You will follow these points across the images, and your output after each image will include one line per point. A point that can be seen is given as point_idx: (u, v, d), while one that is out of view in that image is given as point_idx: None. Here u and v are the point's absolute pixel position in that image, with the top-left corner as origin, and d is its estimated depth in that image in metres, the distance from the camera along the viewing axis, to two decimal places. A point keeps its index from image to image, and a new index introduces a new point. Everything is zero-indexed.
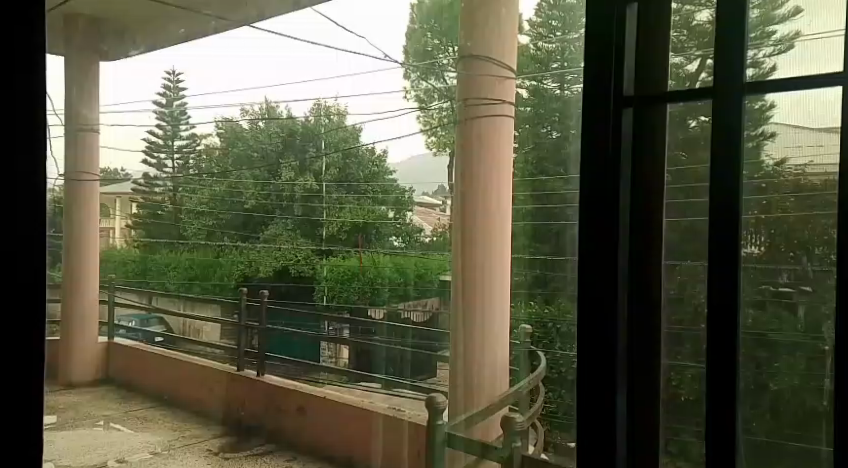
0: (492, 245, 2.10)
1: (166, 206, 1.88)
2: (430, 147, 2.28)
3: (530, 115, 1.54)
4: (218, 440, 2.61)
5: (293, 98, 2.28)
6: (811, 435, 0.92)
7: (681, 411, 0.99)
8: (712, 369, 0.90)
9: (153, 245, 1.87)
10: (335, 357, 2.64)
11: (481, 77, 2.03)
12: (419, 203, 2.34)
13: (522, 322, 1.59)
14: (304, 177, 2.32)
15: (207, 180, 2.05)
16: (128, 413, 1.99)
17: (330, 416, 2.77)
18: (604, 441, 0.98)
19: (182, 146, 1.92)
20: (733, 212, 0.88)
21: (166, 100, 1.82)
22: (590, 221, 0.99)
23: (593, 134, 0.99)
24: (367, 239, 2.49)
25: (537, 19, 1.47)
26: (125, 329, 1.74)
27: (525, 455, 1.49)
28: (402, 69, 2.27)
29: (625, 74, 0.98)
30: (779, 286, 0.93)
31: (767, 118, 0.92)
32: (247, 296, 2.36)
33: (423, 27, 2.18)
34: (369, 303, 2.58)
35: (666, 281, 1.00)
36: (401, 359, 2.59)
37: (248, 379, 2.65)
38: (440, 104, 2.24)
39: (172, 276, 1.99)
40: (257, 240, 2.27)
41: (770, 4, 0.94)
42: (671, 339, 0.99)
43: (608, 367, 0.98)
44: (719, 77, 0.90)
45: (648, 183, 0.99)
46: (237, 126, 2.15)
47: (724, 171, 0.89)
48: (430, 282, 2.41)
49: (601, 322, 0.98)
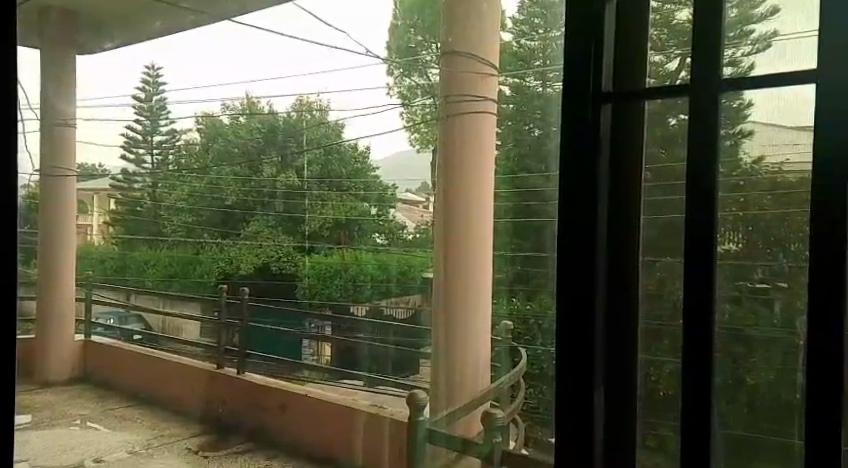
0: (480, 241, 1.84)
1: (144, 204, 2.07)
2: (413, 144, 2.11)
3: (513, 112, 1.54)
4: (198, 439, 2.60)
5: (275, 94, 2.30)
6: (785, 429, 0.91)
7: (658, 406, 0.99)
8: (687, 364, 0.91)
9: (133, 242, 2.05)
10: (317, 355, 2.60)
11: (469, 74, 1.83)
12: (402, 200, 2.21)
13: (503, 319, 1.59)
14: (286, 173, 2.35)
15: (187, 177, 2.22)
16: (106, 411, 2.18)
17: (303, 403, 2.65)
18: (584, 438, 1.00)
19: (162, 141, 2.11)
20: (705, 207, 0.89)
21: (145, 95, 1.98)
22: (569, 220, 1.01)
23: (573, 133, 1.00)
24: (351, 236, 2.39)
25: (519, 16, 1.46)
26: (104, 327, 1.88)
27: (505, 450, 1.49)
28: (384, 65, 2.11)
29: (602, 70, 0.99)
30: (754, 282, 0.92)
31: (744, 117, 0.91)
32: (227, 294, 2.47)
33: (406, 23, 2.00)
34: (351, 298, 2.42)
35: (644, 278, 0.99)
36: (384, 357, 2.40)
37: (228, 377, 2.64)
38: (424, 100, 2.04)
39: (150, 273, 2.18)
40: (238, 236, 2.41)
41: (748, 2, 0.92)
42: (649, 334, 0.99)
43: (587, 365, 0.99)
44: (694, 69, 0.91)
45: (625, 182, 1.00)
46: (218, 122, 2.25)
47: (695, 168, 0.90)
48: (413, 280, 2.24)
49: (581, 320, 0.99)
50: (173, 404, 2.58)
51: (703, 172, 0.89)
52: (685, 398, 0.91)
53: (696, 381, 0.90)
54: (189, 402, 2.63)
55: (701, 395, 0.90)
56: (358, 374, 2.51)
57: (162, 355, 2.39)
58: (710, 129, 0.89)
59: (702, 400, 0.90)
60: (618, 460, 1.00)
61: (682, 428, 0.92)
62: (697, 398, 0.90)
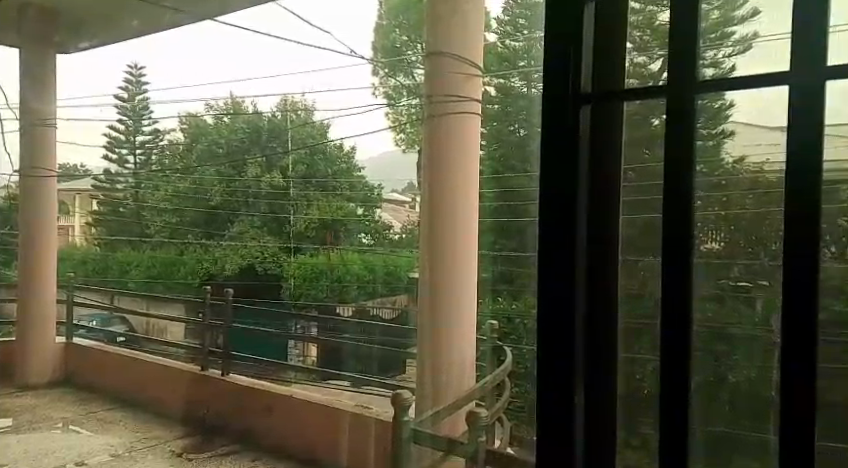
0: (465, 240, 1.78)
1: (127, 204, 2.38)
2: (399, 144, 2.03)
3: (497, 113, 1.54)
4: (182, 441, 2.47)
5: (260, 93, 2.29)
6: (757, 430, 0.92)
7: (639, 405, 1.00)
8: (665, 366, 0.92)
9: (115, 242, 2.37)
10: (303, 355, 2.34)
11: (455, 75, 1.78)
12: (389, 201, 2.07)
13: (487, 318, 1.60)
14: (270, 173, 2.27)
15: (170, 176, 2.35)
16: (88, 413, 2.53)
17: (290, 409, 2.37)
18: (562, 438, 1.00)
19: (147, 141, 2.39)
20: (679, 209, 0.90)
21: (128, 95, 2.41)
22: (547, 222, 1.01)
23: (552, 134, 1.00)
24: (337, 236, 2.18)
25: (503, 17, 1.47)
26: (85, 329, 2.55)
27: (489, 449, 1.50)
28: (370, 66, 2.08)
29: (581, 71, 0.99)
30: (736, 280, 0.92)
31: (725, 118, 0.92)
32: (211, 295, 2.38)
33: (392, 23, 1.99)
34: (338, 299, 2.22)
35: (623, 280, 1.00)
36: (368, 356, 2.18)
37: (212, 379, 2.49)
38: (410, 101, 1.96)
39: (134, 275, 2.40)
40: (223, 237, 2.35)
41: (728, 5, 0.93)
42: (629, 333, 1.00)
43: (567, 365, 0.99)
44: (672, 62, 0.91)
45: (607, 184, 1.01)
46: (202, 122, 2.35)
47: (675, 170, 0.91)
48: (399, 279, 2.04)
49: (561, 323, 0.99)
50: (157, 406, 2.56)
51: (679, 175, 0.91)
52: (662, 398, 0.92)
53: (670, 384, 0.91)
54: (174, 405, 2.54)
55: (678, 394, 0.91)
56: (343, 375, 2.27)
57: (148, 355, 2.52)
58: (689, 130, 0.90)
59: (682, 400, 0.91)
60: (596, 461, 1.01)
61: (660, 427, 0.93)
62: (675, 397, 0.91)
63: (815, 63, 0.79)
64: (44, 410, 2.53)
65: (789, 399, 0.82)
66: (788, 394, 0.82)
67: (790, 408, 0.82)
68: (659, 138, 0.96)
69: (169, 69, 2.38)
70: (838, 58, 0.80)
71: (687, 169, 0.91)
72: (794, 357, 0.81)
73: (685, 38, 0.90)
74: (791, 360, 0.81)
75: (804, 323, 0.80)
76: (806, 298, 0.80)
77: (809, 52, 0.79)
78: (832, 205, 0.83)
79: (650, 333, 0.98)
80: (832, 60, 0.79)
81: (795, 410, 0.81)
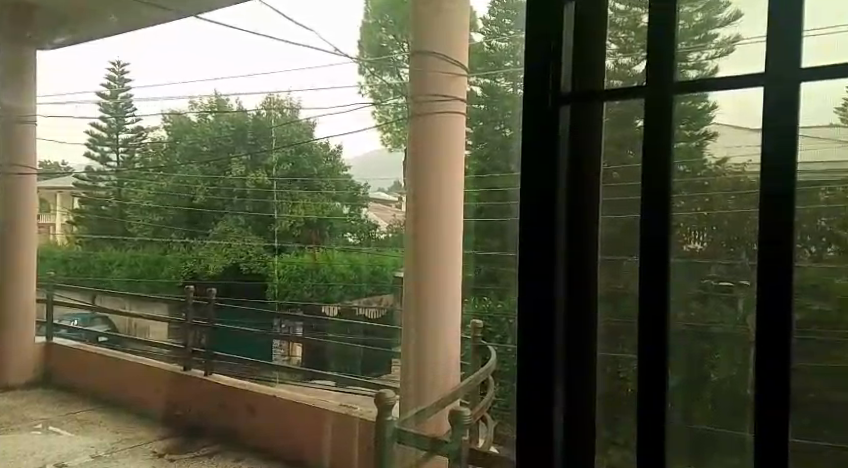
0: (449, 238, 1.83)
1: (109, 203, 2.31)
2: (385, 144, 2.05)
3: (482, 113, 1.54)
4: (163, 442, 2.42)
5: (245, 92, 2.29)
6: (735, 428, 0.91)
7: (617, 404, 0.99)
8: (643, 364, 0.93)
9: (97, 241, 2.29)
10: (288, 355, 2.39)
11: (435, 74, 1.78)
12: (373, 200, 2.09)
13: (473, 317, 1.60)
14: (256, 172, 2.26)
15: (152, 174, 2.32)
16: (67, 415, 2.44)
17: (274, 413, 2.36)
18: (542, 439, 1.01)
19: (129, 138, 2.35)
20: (656, 209, 0.91)
21: (111, 94, 2.33)
22: (527, 223, 1.02)
23: (532, 134, 1.01)
24: (321, 235, 2.21)
25: (490, 17, 1.47)
26: (65, 330, 2.47)
27: (473, 448, 1.49)
28: (356, 65, 2.14)
29: (561, 71, 1.00)
30: (712, 279, 0.92)
31: (707, 119, 0.91)
32: (194, 295, 2.37)
33: (378, 23, 2.01)
34: (321, 299, 2.24)
35: (601, 280, 1.00)
36: (349, 354, 2.23)
37: (194, 379, 2.46)
38: (395, 101, 1.99)
39: (116, 274, 2.38)
40: (206, 236, 2.32)
41: (713, 6, 0.91)
42: (608, 334, 0.99)
43: (546, 364, 1.00)
44: (653, 63, 0.92)
45: (586, 184, 1.01)
46: (186, 119, 2.33)
47: (656, 170, 0.91)
48: (385, 278, 2.06)
49: (540, 321, 1.01)
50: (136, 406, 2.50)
51: (657, 178, 0.91)
52: (640, 399, 0.93)
53: (646, 383, 0.93)
54: (156, 406, 2.49)
55: (654, 394, 0.92)
56: (327, 374, 2.32)
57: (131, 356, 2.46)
58: (669, 130, 0.91)
59: (656, 400, 0.92)
60: (576, 461, 1.01)
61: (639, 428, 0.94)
62: (649, 394, 0.92)
63: (790, 63, 0.80)
64: (21, 411, 2.41)
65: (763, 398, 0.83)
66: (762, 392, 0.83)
67: (763, 407, 0.83)
68: (637, 139, 0.96)
69: (152, 66, 2.35)
70: (812, 60, 0.81)
71: (666, 170, 0.91)
72: (771, 352, 0.82)
73: (665, 40, 0.91)
74: (765, 358, 0.83)
75: (778, 322, 0.81)
76: (779, 297, 0.81)
77: (784, 55, 0.80)
78: (810, 206, 0.83)
79: (628, 333, 0.97)
80: (806, 62, 0.81)
81: (768, 410, 0.83)
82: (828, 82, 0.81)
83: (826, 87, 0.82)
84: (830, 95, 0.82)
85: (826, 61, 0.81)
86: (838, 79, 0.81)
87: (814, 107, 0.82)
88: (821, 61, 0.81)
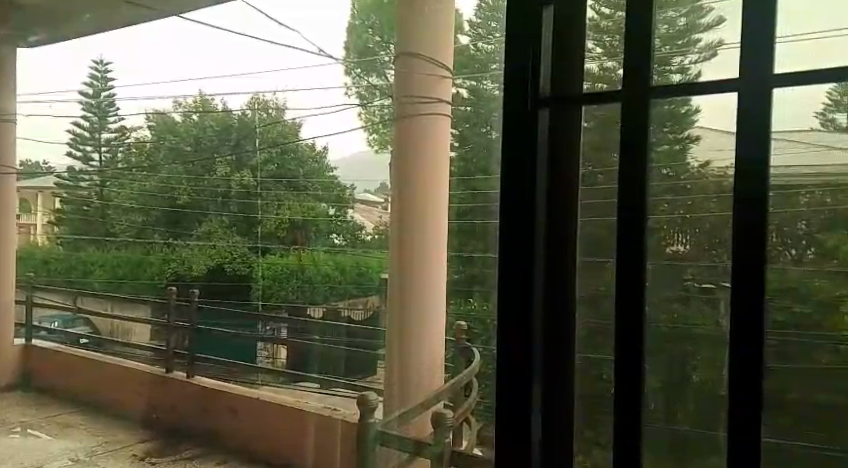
0: (435, 240, 1.76)
1: (91, 203, 2.40)
2: (372, 144, 1.99)
3: (469, 114, 1.53)
4: (145, 445, 2.41)
5: (228, 91, 2.26)
6: (710, 428, 0.89)
7: (599, 404, 0.99)
8: (620, 365, 0.92)
9: (79, 242, 2.41)
10: (272, 358, 2.31)
11: (421, 77, 1.77)
12: (361, 201, 2.05)
13: (457, 318, 1.59)
14: (240, 172, 2.27)
15: (136, 174, 2.35)
16: (47, 419, 2.48)
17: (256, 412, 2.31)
18: (519, 440, 1.01)
19: (112, 138, 2.40)
20: (633, 208, 0.91)
21: (93, 92, 2.40)
22: (508, 222, 1.02)
23: (513, 136, 1.01)
24: (307, 237, 2.18)
25: (476, 19, 1.48)
26: (45, 331, 2.57)
27: (455, 450, 1.48)
28: (342, 65, 2.06)
29: (540, 71, 1.00)
30: (705, 283, 0.90)
31: (690, 123, 0.89)
32: (176, 296, 2.38)
33: (365, 23, 1.94)
34: (308, 300, 2.20)
35: (580, 282, 1.00)
36: (332, 357, 2.17)
37: (177, 381, 2.44)
38: (382, 102, 1.93)
39: (97, 275, 2.43)
40: (191, 237, 2.36)
41: (695, 12, 0.92)
42: (587, 337, 0.99)
43: (523, 369, 1.01)
44: (631, 63, 0.91)
45: (564, 184, 1.01)
46: (170, 119, 2.34)
47: (629, 169, 0.91)
48: (371, 280, 2.01)
49: (513, 324, 1.02)
50: (117, 408, 2.52)
51: (633, 177, 0.91)
52: (617, 399, 0.92)
53: (624, 384, 0.92)
54: (136, 407, 2.50)
55: (630, 395, 0.91)
56: (311, 376, 2.23)
57: (111, 358, 2.51)
58: (644, 130, 0.90)
59: (633, 402, 0.91)
60: (555, 462, 1.01)
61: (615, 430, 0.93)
62: (628, 396, 0.91)
63: (764, 69, 0.79)
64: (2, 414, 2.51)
65: (737, 400, 0.81)
66: (737, 394, 0.81)
67: (739, 410, 0.81)
68: (613, 144, 0.97)
69: (136, 66, 2.35)
70: (784, 64, 0.81)
71: (641, 169, 0.91)
72: (746, 354, 0.81)
73: (640, 39, 0.90)
74: (739, 360, 0.81)
75: (750, 323, 0.80)
76: (752, 299, 0.80)
77: (757, 54, 0.79)
78: (792, 208, 0.83)
79: (606, 335, 0.97)
80: (778, 66, 0.80)
81: (744, 414, 0.81)
82: (802, 88, 0.81)
83: (800, 93, 0.81)
84: (804, 101, 0.81)
85: (798, 66, 0.80)
86: (811, 85, 0.81)
87: (787, 112, 0.81)
88: (797, 65, 0.80)
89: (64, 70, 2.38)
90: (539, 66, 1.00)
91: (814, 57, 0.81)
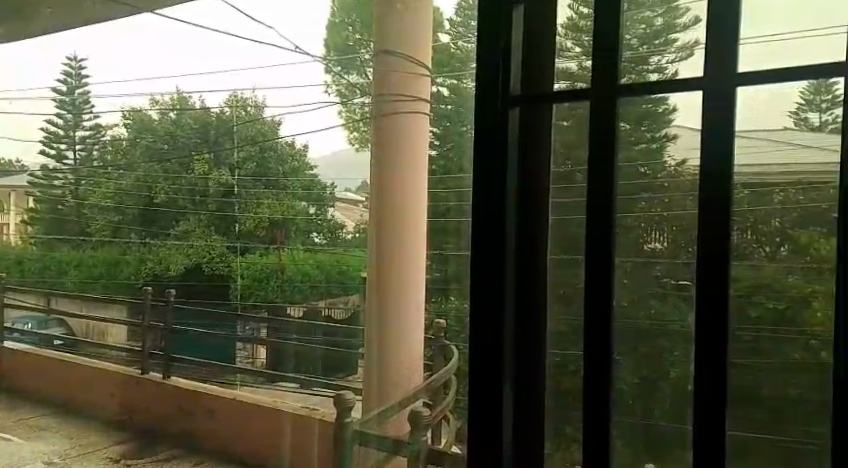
0: (413, 239, 1.75)
1: (65, 203, 2.33)
2: (351, 142, 2.02)
3: (449, 113, 1.51)
4: (120, 448, 2.47)
5: (207, 88, 2.22)
6: (675, 422, 0.91)
7: (567, 400, 0.99)
8: (587, 363, 0.95)
9: (51, 242, 2.35)
10: (252, 358, 2.30)
11: (401, 75, 1.76)
12: (341, 200, 2.05)
13: (434, 317, 1.58)
14: (217, 171, 2.22)
15: (113, 173, 2.30)
16: (19, 421, 2.54)
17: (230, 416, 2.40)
18: (491, 439, 1.02)
19: (87, 136, 2.34)
20: (601, 209, 0.94)
21: (66, 88, 2.34)
22: (481, 223, 1.02)
23: (483, 134, 1.01)
24: (286, 235, 2.14)
25: (456, 18, 1.48)
26: (18, 334, 2.53)
27: (434, 448, 1.50)
28: (322, 63, 2.04)
29: (511, 72, 1.00)
30: (681, 281, 0.90)
31: (669, 121, 0.90)
32: (152, 296, 2.33)
33: (344, 21, 1.97)
34: (287, 299, 2.16)
35: (552, 280, 1.01)
36: (310, 358, 2.17)
37: (156, 382, 2.48)
38: (362, 99, 1.97)
39: (73, 276, 2.37)
40: (169, 236, 2.28)
41: (671, 12, 0.91)
42: (559, 336, 1.00)
43: (494, 369, 1.01)
44: (599, 63, 0.93)
45: (536, 183, 1.02)
46: (147, 117, 2.27)
47: (599, 171, 0.94)
48: (349, 279, 2.02)
49: (484, 322, 1.02)
50: (91, 410, 2.57)
51: (600, 182, 0.94)
52: (585, 396, 0.96)
53: (592, 384, 0.95)
54: (111, 407, 2.55)
55: (598, 391, 0.94)
56: (288, 376, 2.25)
57: (83, 358, 2.50)
58: (611, 132, 0.93)
59: (600, 399, 0.94)
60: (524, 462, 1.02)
61: (584, 429, 0.96)
62: (596, 394, 0.95)
63: (726, 72, 0.83)
64: None
65: (701, 397, 0.86)
66: (700, 390, 0.86)
67: (705, 408, 0.86)
68: (579, 144, 0.98)
69: (110, 63, 2.30)
70: (749, 64, 0.83)
71: (609, 170, 0.93)
72: (711, 347, 0.86)
73: (609, 39, 0.93)
74: (705, 358, 0.86)
75: (713, 322, 0.85)
76: (717, 291, 0.85)
77: (718, 60, 0.84)
78: (763, 207, 0.85)
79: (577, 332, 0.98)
80: (741, 65, 0.83)
81: (710, 412, 0.85)
82: (766, 87, 0.83)
83: (766, 92, 0.83)
84: (771, 101, 0.83)
85: (761, 65, 0.82)
86: (777, 85, 0.83)
87: (753, 112, 0.83)
88: (754, 65, 0.83)
89: (39, 65, 2.35)
90: (510, 67, 1.00)
91: (779, 56, 0.82)
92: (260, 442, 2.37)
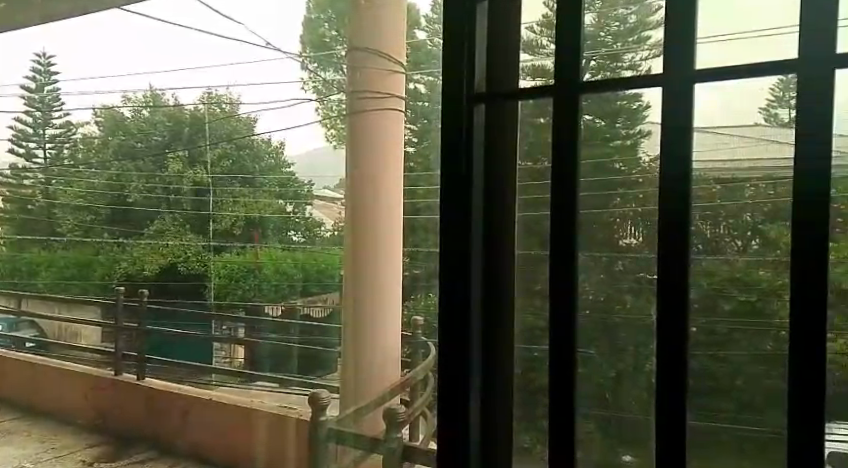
0: (390, 241, 1.71)
1: (35, 202, 2.31)
2: (330, 140, 1.94)
3: (426, 110, 1.48)
4: (94, 450, 2.44)
5: (180, 86, 2.20)
6: (643, 416, 0.92)
7: (532, 396, 1.02)
8: (553, 361, 0.96)
9: (21, 243, 2.32)
10: (229, 358, 2.32)
11: (370, 71, 1.74)
12: (320, 198, 2.00)
13: (412, 315, 1.56)
14: (193, 169, 2.20)
15: (86, 171, 2.28)
16: None
17: (209, 415, 2.37)
18: (461, 438, 1.03)
19: (57, 134, 2.30)
20: (564, 209, 0.95)
21: (36, 85, 2.27)
22: (448, 223, 1.03)
23: (450, 138, 1.02)
24: (263, 233, 2.14)
25: (432, 15, 1.42)
26: None
27: (412, 446, 1.51)
28: (299, 60, 2.01)
29: (475, 73, 1.01)
30: (653, 274, 0.90)
31: (642, 119, 0.91)
32: (125, 295, 2.33)
33: (320, 17, 1.90)
34: (265, 299, 2.16)
35: (518, 280, 1.02)
36: (288, 356, 2.19)
37: (129, 383, 2.48)
38: (340, 96, 1.87)
39: (46, 275, 2.37)
40: (141, 236, 2.26)
41: (647, 10, 0.92)
42: (527, 333, 1.01)
43: (463, 366, 1.02)
44: (561, 63, 0.95)
45: (499, 183, 1.03)
46: (119, 114, 2.25)
47: (559, 170, 0.95)
48: (331, 278, 1.97)
49: (453, 323, 1.02)
50: (66, 414, 2.57)
51: (564, 182, 0.95)
52: (554, 393, 0.97)
53: (560, 380, 0.96)
54: (86, 410, 2.55)
55: (565, 387, 0.95)
56: (268, 376, 2.26)
57: (54, 359, 2.50)
58: (574, 130, 0.94)
59: (569, 395, 0.95)
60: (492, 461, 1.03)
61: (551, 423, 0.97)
62: (564, 389, 0.96)
63: (685, 64, 0.85)
64: None
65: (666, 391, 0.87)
66: (665, 384, 0.88)
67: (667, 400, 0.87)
68: (547, 143, 0.99)
69: (80, 63, 2.26)
70: (708, 63, 0.84)
71: (572, 168, 0.95)
72: (672, 339, 0.87)
73: (572, 38, 0.94)
74: (663, 352, 0.88)
75: (669, 316, 0.87)
76: (672, 286, 0.87)
77: (677, 60, 0.85)
78: (734, 202, 0.86)
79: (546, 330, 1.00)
80: (699, 63, 0.85)
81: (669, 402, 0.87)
82: (724, 84, 0.84)
83: (726, 89, 0.84)
84: (738, 97, 0.84)
85: (717, 64, 0.84)
86: (735, 83, 0.84)
87: (713, 109, 0.85)
88: (713, 62, 0.84)
89: (8, 65, 2.29)
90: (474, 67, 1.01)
91: (733, 55, 0.83)
92: (232, 443, 2.32)
